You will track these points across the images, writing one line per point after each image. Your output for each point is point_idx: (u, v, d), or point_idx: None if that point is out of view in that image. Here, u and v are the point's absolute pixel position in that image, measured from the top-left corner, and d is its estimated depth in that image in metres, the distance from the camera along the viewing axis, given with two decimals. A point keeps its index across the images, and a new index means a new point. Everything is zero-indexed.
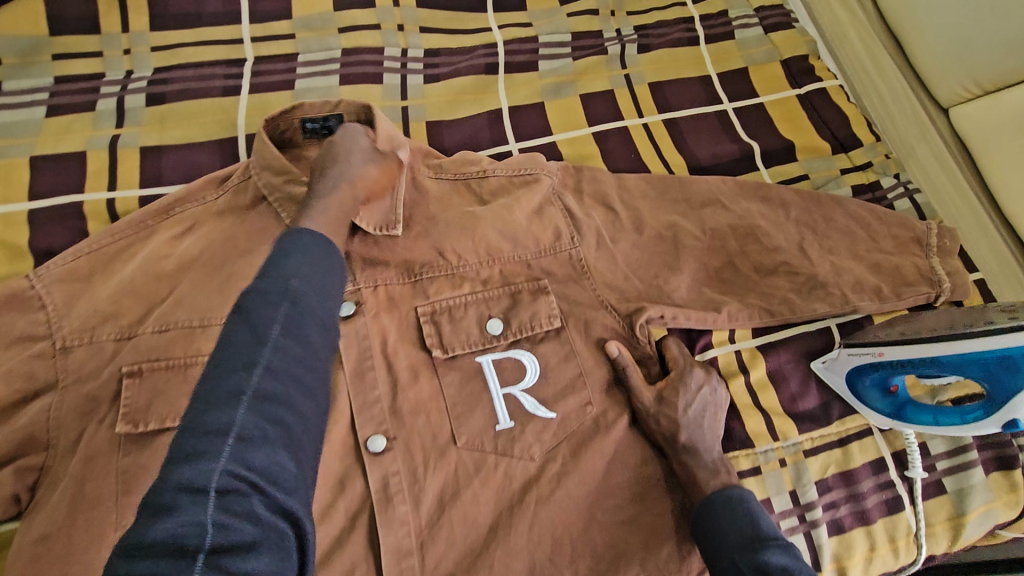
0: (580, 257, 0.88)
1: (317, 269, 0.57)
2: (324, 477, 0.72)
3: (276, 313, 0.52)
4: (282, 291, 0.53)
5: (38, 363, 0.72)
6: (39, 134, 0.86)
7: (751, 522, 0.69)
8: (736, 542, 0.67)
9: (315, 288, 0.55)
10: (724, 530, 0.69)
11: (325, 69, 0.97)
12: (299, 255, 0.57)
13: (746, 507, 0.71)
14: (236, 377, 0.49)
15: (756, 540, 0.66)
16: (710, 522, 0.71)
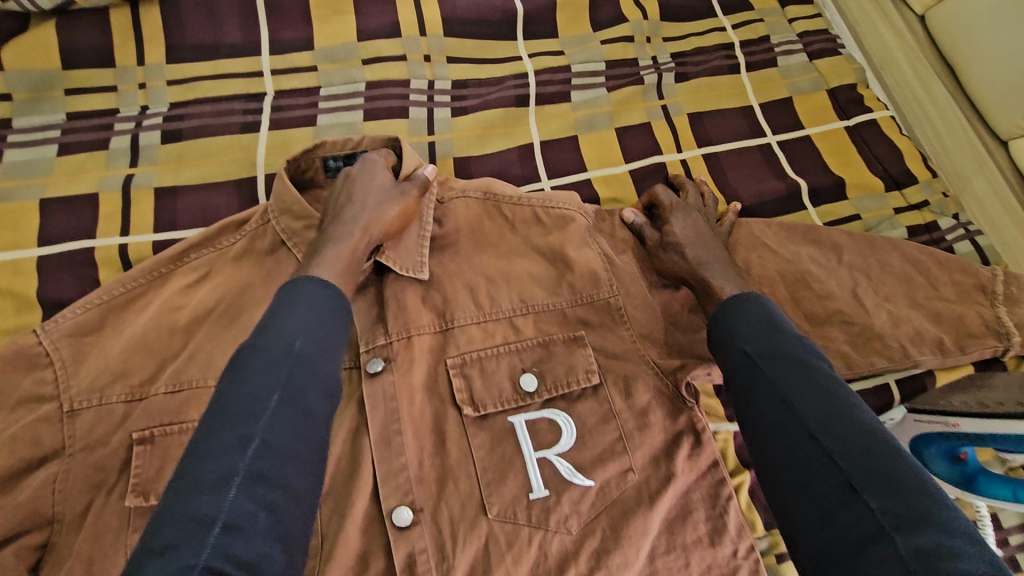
0: (620, 304, 0.81)
1: (318, 329, 0.61)
2: (346, 553, 0.67)
3: (275, 380, 0.56)
4: (285, 354, 0.57)
5: (43, 427, 0.67)
6: (50, 174, 0.82)
7: (764, 316, 0.67)
8: (749, 338, 0.65)
9: (317, 347, 0.59)
10: (733, 330, 0.67)
11: (348, 103, 0.92)
12: (298, 312, 0.61)
13: (761, 305, 0.68)
14: (225, 453, 0.52)
15: (771, 331, 0.65)
16: (721, 320, 0.69)
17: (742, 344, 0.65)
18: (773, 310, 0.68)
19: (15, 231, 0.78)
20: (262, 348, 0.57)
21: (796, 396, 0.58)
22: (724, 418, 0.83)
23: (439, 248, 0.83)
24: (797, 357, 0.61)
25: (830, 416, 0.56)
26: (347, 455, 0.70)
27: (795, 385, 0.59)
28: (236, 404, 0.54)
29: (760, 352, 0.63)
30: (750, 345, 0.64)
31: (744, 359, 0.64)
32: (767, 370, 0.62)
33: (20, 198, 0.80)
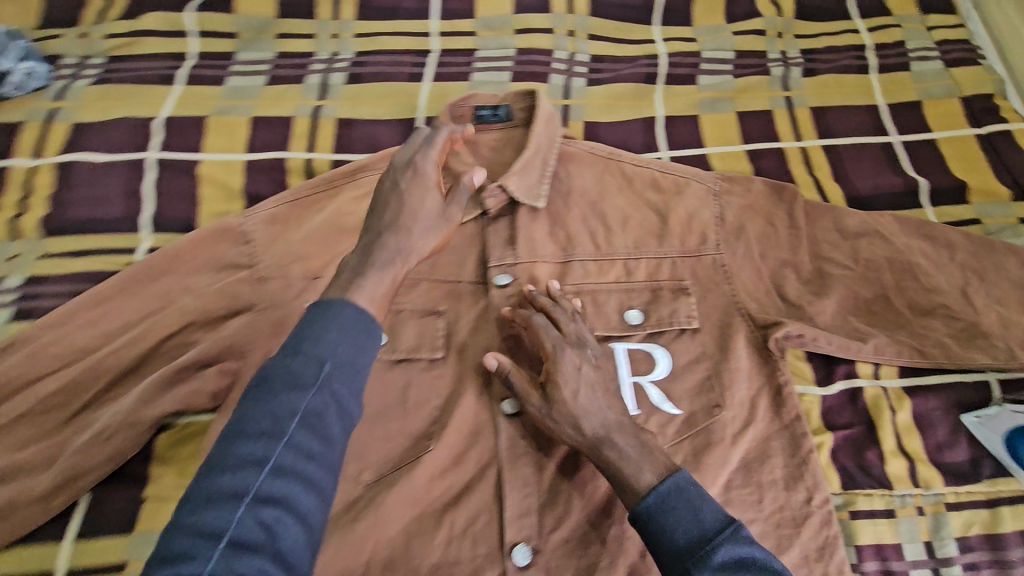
0: (722, 262, 0.91)
1: (345, 354, 0.56)
2: (458, 425, 0.77)
3: (297, 401, 0.53)
4: (313, 375, 0.54)
5: (241, 285, 0.82)
6: (259, 98, 1.00)
7: (697, 520, 0.61)
8: (684, 534, 0.61)
9: (330, 383, 0.55)
10: (674, 539, 0.61)
11: (499, 65, 1.04)
12: (329, 331, 0.57)
13: (690, 493, 0.63)
14: (242, 473, 0.50)
15: (703, 543, 0.60)
16: (652, 527, 0.62)
17: (679, 566, 0.60)
18: (697, 494, 0.63)
19: (230, 138, 0.96)
20: (287, 368, 0.54)
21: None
22: (813, 382, 0.87)
23: (564, 193, 0.94)
24: (744, 557, 0.59)
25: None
26: (469, 351, 0.81)
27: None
28: (247, 432, 0.52)
29: (703, 572, 0.58)
30: (684, 547, 0.60)
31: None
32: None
33: (236, 114, 0.99)
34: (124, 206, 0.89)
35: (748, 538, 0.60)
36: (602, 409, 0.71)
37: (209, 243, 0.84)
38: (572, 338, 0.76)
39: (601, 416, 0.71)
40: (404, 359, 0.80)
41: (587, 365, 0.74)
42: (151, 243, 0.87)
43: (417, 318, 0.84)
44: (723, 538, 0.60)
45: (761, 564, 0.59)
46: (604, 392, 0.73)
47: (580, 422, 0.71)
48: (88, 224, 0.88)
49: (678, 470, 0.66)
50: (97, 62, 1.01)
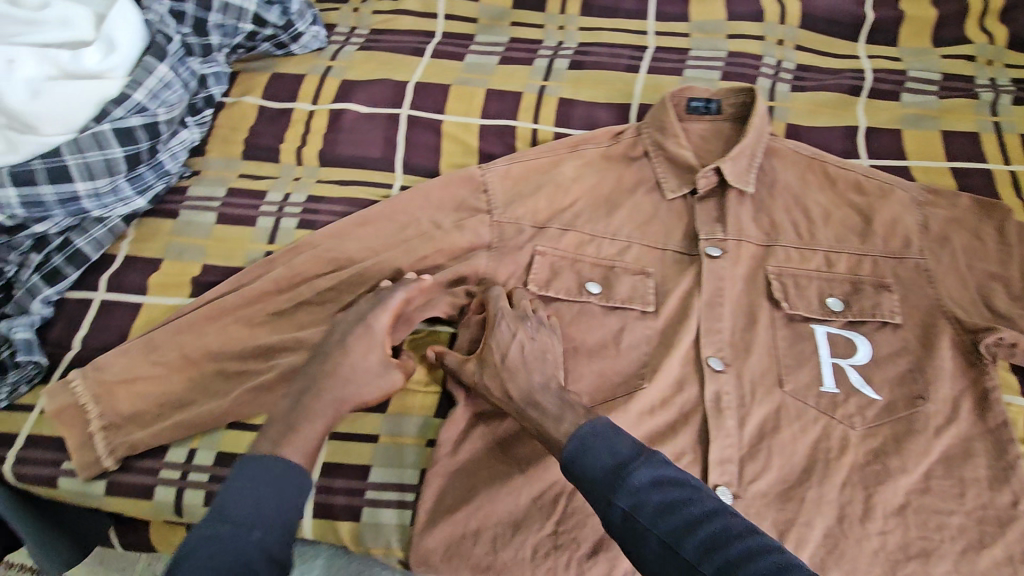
0: (927, 266, 0.92)
1: (272, 512, 0.64)
2: (667, 373, 0.85)
3: (257, 532, 0.62)
4: (258, 519, 0.62)
5: (481, 225, 0.94)
6: (492, 75, 1.13)
7: (608, 450, 0.63)
8: (603, 458, 0.63)
9: (272, 526, 0.63)
10: (590, 470, 0.63)
11: (711, 64, 1.12)
12: (261, 487, 0.65)
13: (604, 430, 0.65)
14: (218, 551, 0.59)
15: (618, 471, 0.61)
16: (574, 464, 0.65)
17: (603, 498, 0.61)
18: (615, 430, 0.66)
19: (467, 104, 1.09)
20: (247, 491, 0.64)
21: (672, 536, 0.57)
22: (1018, 392, 0.87)
23: (769, 184, 0.99)
24: (648, 489, 0.59)
25: (695, 534, 0.56)
26: (677, 311, 0.89)
27: (665, 524, 0.57)
28: (213, 549, 0.59)
29: (624, 498, 0.60)
30: (601, 470, 0.62)
31: (622, 524, 0.59)
32: (646, 520, 0.58)
33: (473, 85, 1.11)
34: (383, 151, 1.05)
35: (661, 463, 0.61)
36: (516, 366, 0.79)
37: (453, 185, 0.97)
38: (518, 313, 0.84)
39: (526, 376, 0.77)
40: (618, 308, 0.90)
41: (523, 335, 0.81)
42: (403, 183, 1.03)
43: (629, 275, 0.92)
44: (636, 463, 0.61)
45: (734, 520, 0.57)
46: (546, 361, 0.79)
47: (507, 384, 0.78)
48: (356, 162, 1.05)
49: (598, 415, 0.68)
50: (362, 33, 1.19)
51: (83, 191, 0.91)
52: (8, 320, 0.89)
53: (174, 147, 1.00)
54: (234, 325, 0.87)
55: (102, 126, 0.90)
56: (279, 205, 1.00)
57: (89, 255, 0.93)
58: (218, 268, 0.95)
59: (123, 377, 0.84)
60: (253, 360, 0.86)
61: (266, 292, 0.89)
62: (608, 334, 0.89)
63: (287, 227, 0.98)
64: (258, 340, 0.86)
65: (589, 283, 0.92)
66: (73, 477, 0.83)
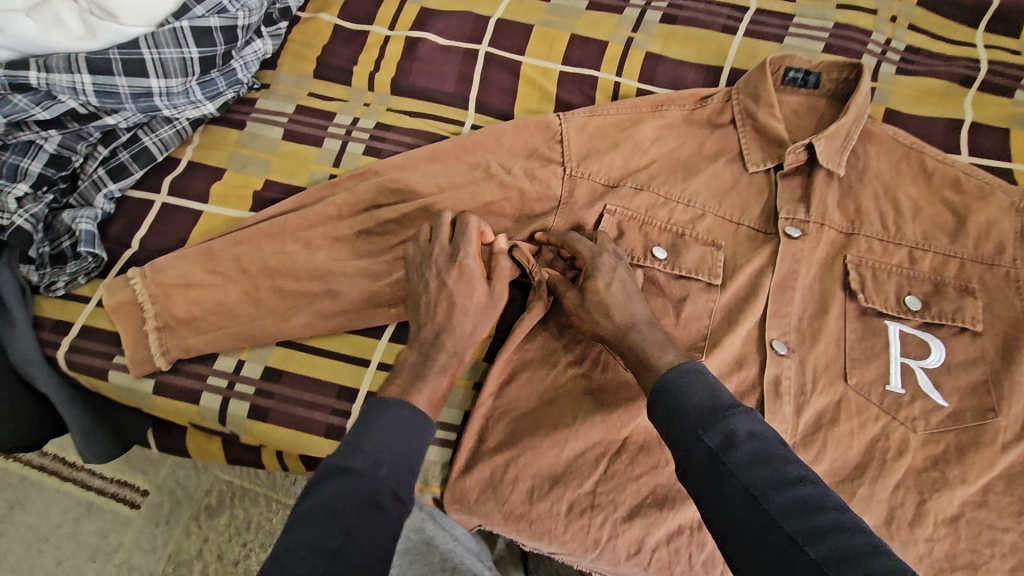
0: (1018, 277, 0.87)
1: (403, 453, 0.61)
2: (728, 351, 0.83)
3: (395, 465, 0.60)
4: (391, 457, 0.60)
5: (553, 176, 0.91)
6: (578, 19, 1.07)
7: (714, 394, 0.59)
8: (698, 400, 0.59)
9: (402, 465, 0.60)
10: (684, 408, 0.60)
11: (814, 34, 1.04)
12: (397, 424, 0.62)
13: (706, 376, 0.62)
14: (355, 479, 0.58)
15: (718, 411, 0.58)
16: (664, 402, 0.61)
17: (688, 433, 0.58)
18: (713, 379, 0.62)
19: (549, 48, 1.04)
20: (384, 425, 0.62)
21: (758, 487, 0.53)
22: None
23: (859, 168, 0.94)
24: (745, 438, 0.56)
25: (780, 490, 0.53)
26: (746, 287, 0.86)
27: (752, 472, 0.54)
28: (347, 473, 0.58)
29: (714, 438, 0.56)
30: (696, 408, 0.59)
31: (704, 459, 0.56)
32: (734, 464, 0.54)
33: (558, 29, 1.06)
34: (457, 86, 1.02)
35: (761, 420, 0.57)
36: (631, 302, 0.75)
37: (525, 126, 0.94)
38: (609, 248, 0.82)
39: (626, 305, 0.74)
40: (684, 276, 0.86)
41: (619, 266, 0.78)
42: (474, 122, 1.01)
43: (699, 245, 0.89)
44: (738, 411, 0.57)
45: (822, 487, 0.53)
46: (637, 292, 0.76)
47: (608, 312, 0.74)
48: (428, 95, 1.02)
49: (694, 360, 0.65)
50: None
51: (156, 89, 0.88)
52: (71, 210, 0.87)
53: (247, 57, 0.97)
54: (293, 245, 0.85)
55: (181, 23, 0.87)
56: (348, 128, 0.97)
57: (154, 155, 0.92)
58: (277, 184, 0.92)
59: (180, 280, 0.83)
60: (306, 280, 0.84)
61: (328, 215, 0.87)
62: (669, 302, 0.86)
63: (354, 151, 0.95)
64: (315, 261, 0.84)
65: (655, 248, 0.88)
66: (124, 372, 0.84)
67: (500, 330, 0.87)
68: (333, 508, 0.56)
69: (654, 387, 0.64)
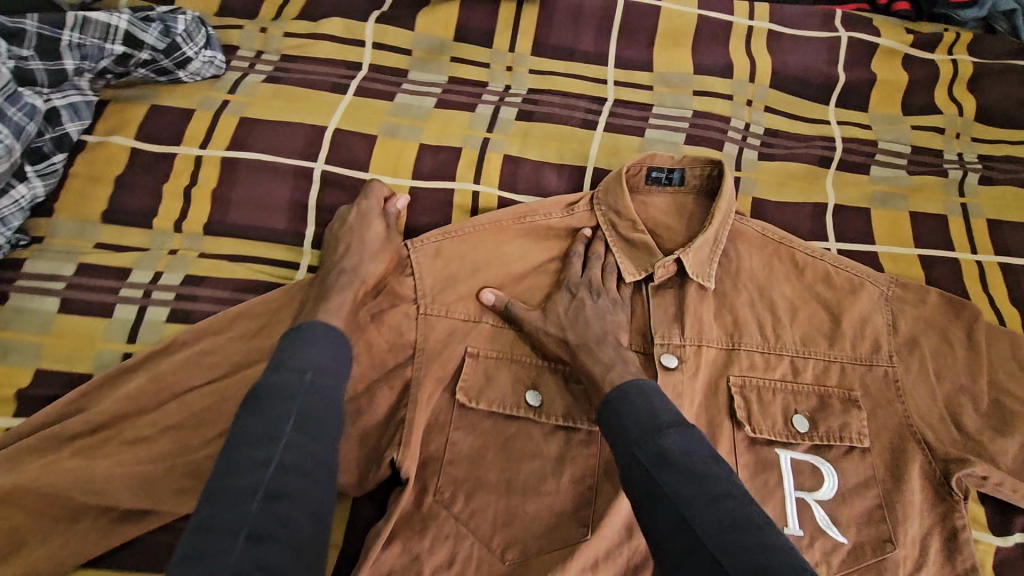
0: (896, 377, 0.84)
1: (325, 370, 0.65)
2: (619, 517, 0.73)
3: (308, 396, 0.62)
4: (297, 386, 0.62)
5: (403, 323, 0.79)
6: (425, 122, 0.96)
7: (652, 413, 0.65)
8: (639, 418, 0.65)
9: (316, 386, 0.63)
10: (626, 424, 0.66)
11: (675, 124, 1.00)
12: (309, 351, 0.65)
13: (648, 394, 0.68)
14: (251, 477, 0.55)
15: (655, 428, 0.64)
16: (608, 417, 0.68)
17: (627, 451, 0.64)
18: (656, 397, 0.68)
19: (395, 162, 0.92)
20: (287, 362, 0.64)
21: (686, 504, 0.58)
22: (989, 529, 0.79)
23: (733, 271, 0.89)
24: (675, 453, 0.61)
25: (709, 506, 0.58)
26: None
27: (679, 489, 0.59)
28: (255, 433, 0.58)
29: (648, 455, 0.62)
30: (635, 426, 0.65)
31: (640, 473, 0.61)
32: (663, 480, 0.60)
33: (403, 137, 0.94)
34: (286, 215, 0.87)
35: (695, 439, 0.63)
36: (589, 323, 0.79)
37: (367, 222, 0.83)
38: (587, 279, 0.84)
39: (587, 329, 0.78)
40: (559, 427, 0.77)
41: (581, 294, 0.82)
42: (309, 261, 0.85)
43: (574, 384, 0.79)
44: (673, 430, 0.63)
45: (748, 505, 0.59)
46: (596, 316, 0.80)
47: (566, 332, 0.78)
48: (251, 230, 0.86)
49: (644, 378, 0.72)
50: (268, 58, 0.99)
51: None
52: None
53: (5, 209, 0.81)
54: (69, 458, 0.69)
55: None
56: (145, 288, 0.80)
57: None
58: (55, 376, 0.76)
59: None
60: (83, 497, 0.68)
61: (119, 414, 0.72)
62: (546, 463, 0.75)
63: (154, 318, 0.79)
64: (95, 473, 0.68)
65: (528, 393, 0.78)
66: None
67: (356, 509, 0.77)
68: (222, 535, 0.51)
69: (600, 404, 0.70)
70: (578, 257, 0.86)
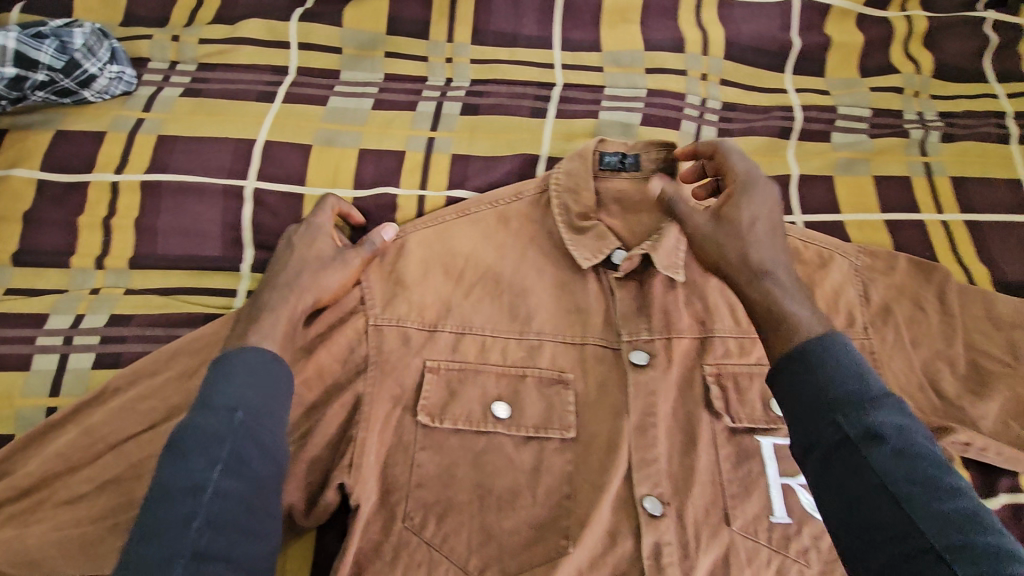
0: (872, 349, 0.83)
1: (256, 403, 0.59)
2: (598, 525, 0.69)
3: (235, 435, 0.56)
4: (225, 429, 0.56)
5: (355, 342, 0.74)
6: (365, 125, 0.90)
7: (857, 377, 0.55)
8: (841, 385, 0.55)
9: (246, 423, 0.57)
10: (808, 388, 0.56)
11: (628, 105, 0.95)
12: (234, 381, 0.59)
13: (850, 356, 0.57)
14: (172, 528, 0.51)
15: (859, 400, 0.54)
16: (792, 376, 0.58)
17: (824, 418, 0.54)
18: (861, 360, 0.57)
19: (335, 171, 0.86)
20: (216, 392, 0.58)
21: (895, 485, 0.50)
22: (977, 494, 0.78)
23: None
24: (885, 426, 0.52)
25: (949, 501, 0.49)
26: (603, 437, 0.72)
27: (957, 546, 0.47)
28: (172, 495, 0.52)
29: (853, 425, 0.53)
30: (841, 399, 0.54)
31: (841, 445, 0.53)
32: (875, 458, 0.51)
33: (341, 143, 0.88)
34: (220, 239, 0.81)
35: (903, 412, 0.54)
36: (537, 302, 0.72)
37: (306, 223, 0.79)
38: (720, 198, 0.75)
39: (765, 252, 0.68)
40: (532, 437, 0.72)
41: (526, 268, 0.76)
42: (248, 285, 0.79)
43: (545, 387, 0.75)
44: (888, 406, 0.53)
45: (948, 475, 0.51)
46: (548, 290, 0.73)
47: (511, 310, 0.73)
48: (182, 259, 0.79)
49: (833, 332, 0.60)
50: (185, 70, 0.92)
51: None
52: None
53: None
54: None
55: None
56: (67, 334, 0.74)
57: None
58: None
59: None
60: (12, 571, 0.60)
61: (53, 473, 0.65)
62: (520, 476, 0.70)
63: (78, 368, 0.72)
64: (25, 541, 0.61)
65: (495, 405, 0.73)
66: None
67: (321, 547, 0.71)
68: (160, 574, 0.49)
69: (842, 419, 0.53)
70: (524, 236, 0.83)
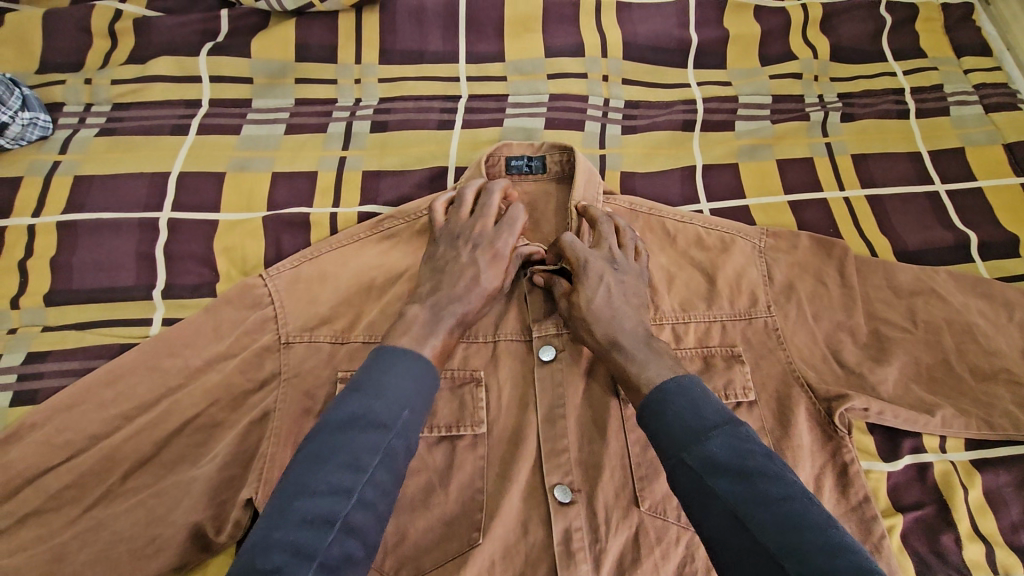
0: (776, 326, 0.85)
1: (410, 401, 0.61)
2: (509, 515, 0.72)
3: (374, 442, 0.57)
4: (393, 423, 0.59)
5: (266, 359, 0.76)
6: (277, 150, 0.94)
7: (697, 414, 0.61)
8: (684, 424, 0.60)
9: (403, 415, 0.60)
10: (663, 428, 0.62)
11: (532, 111, 0.99)
12: (398, 384, 0.61)
13: (692, 393, 0.63)
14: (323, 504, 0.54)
15: (700, 433, 0.59)
16: (652, 419, 0.63)
17: (674, 456, 0.60)
18: (700, 392, 0.63)
19: (248, 197, 0.89)
20: (365, 412, 0.59)
21: (739, 508, 0.55)
22: (879, 457, 0.83)
23: None
24: (720, 456, 0.57)
25: (787, 515, 0.54)
26: (511, 431, 0.76)
27: (793, 556, 0.51)
28: None
29: (696, 458, 0.58)
30: (685, 438, 0.60)
31: (692, 481, 0.58)
32: (717, 485, 0.56)
33: (254, 169, 0.91)
34: (135, 271, 0.83)
35: (739, 436, 0.59)
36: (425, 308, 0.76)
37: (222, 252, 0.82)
38: (605, 251, 0.80)
39: (616, 321, 0.74)
40: (444, 437, 0.75)
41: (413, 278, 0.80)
42: (165, 313, 0.82)
43: (456, 388, 0.77)
44: (718, 431, 0.59)
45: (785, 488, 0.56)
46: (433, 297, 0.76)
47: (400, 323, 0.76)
48: (99, 293, 0.82)
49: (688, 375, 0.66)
50: (100, 111, 0.95)
51: None
52: None
53: None
54: None
55: None
56: None
57: None
58: None
59: None
60: None
61: None
62: (432, 476, 0.73)
63: None
64: None
65: None
66: None
67: None
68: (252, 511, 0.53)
69: (688, 456, 0.59)
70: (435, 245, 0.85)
